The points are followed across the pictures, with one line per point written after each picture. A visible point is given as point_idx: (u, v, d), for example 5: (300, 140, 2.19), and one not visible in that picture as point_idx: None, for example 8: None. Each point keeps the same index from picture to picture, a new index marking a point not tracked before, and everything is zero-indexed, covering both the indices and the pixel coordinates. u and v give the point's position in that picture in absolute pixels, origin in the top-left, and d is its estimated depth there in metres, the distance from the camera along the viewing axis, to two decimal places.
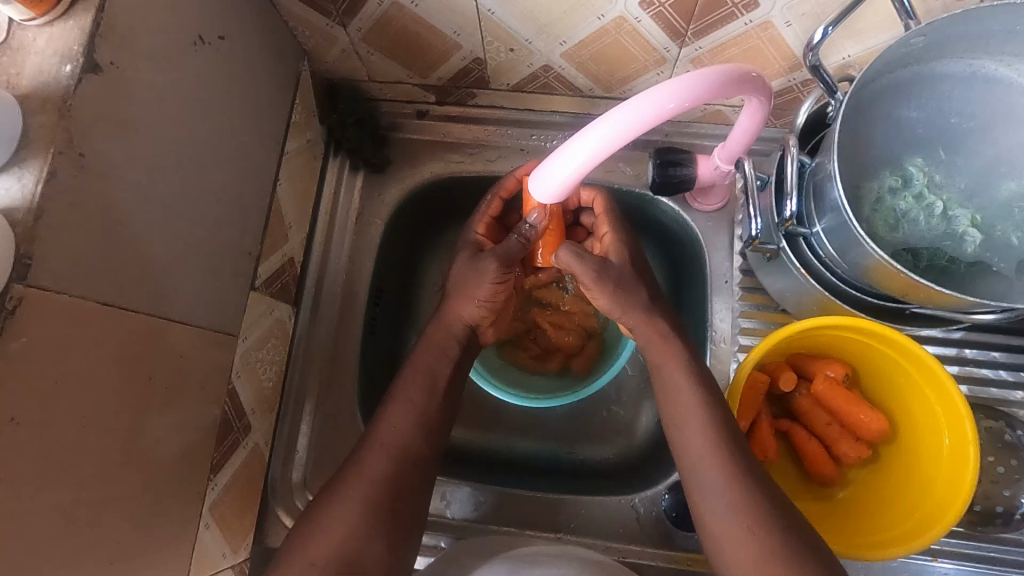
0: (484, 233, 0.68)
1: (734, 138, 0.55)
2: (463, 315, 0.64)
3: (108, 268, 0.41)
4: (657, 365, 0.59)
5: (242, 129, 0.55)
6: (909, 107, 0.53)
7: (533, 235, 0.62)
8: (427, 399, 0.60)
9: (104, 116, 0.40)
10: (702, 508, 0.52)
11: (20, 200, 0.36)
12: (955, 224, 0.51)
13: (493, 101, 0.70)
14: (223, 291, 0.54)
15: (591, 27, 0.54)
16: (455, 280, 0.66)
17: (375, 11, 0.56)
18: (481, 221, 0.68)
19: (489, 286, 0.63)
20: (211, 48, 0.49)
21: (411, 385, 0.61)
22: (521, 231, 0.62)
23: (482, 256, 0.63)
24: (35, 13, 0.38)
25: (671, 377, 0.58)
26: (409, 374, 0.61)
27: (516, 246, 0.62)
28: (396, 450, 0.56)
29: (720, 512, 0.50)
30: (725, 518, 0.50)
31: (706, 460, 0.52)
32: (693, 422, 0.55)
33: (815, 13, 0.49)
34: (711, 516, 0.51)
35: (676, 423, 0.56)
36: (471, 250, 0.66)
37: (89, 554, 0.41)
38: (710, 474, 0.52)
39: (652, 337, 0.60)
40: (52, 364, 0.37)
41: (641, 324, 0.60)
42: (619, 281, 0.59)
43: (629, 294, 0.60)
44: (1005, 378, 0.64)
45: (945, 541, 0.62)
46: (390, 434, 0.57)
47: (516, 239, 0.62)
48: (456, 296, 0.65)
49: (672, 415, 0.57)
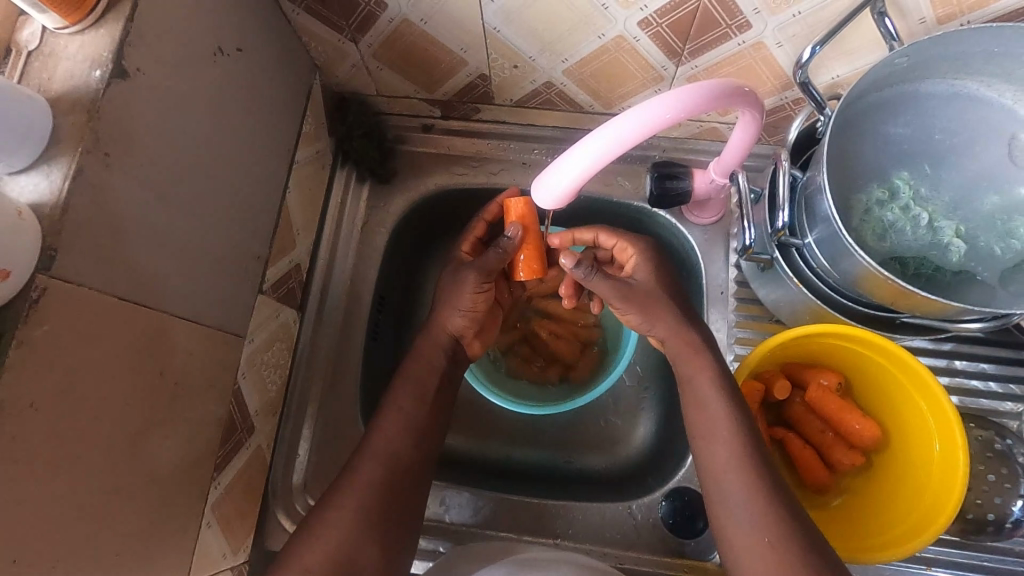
0: (469, 249, 0.71)
1: (727, 153, 0.58)
2: (454, 324, 0.66)
3: (126, 264, 0.43)
4: (684, 378, 0.59)
5: (255, 137, 0.57)
6: (896, 123, 0.55)
7: (511, 248, 0.63)
8: (421, 404, 0.61)
9: (129, 119, 0.42)
10: (726, 521, 0.53)
11: (48, 195, 0.38)
12: (940, 235, 0.54)
13: (497, 116, 0.73)
14: (233, 292, 0.55)
15: (592, 45, 0.57)
16: (442, 290, 0.67)
17: (386, 28, 0.58)
18: (466, 238, 0.71)
19: (471, 292, 0.64)
20: (229, 60, 0.52)
21: (400, 389, 0.62)
22: (499, 244, 0.63)
23: (463, 268, 0.66)
24: (69, 22, 0.40)
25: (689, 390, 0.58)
26: (408, 378, 0.63)
27: (495, 258, 0.64)
28: (391, 456, 0.57)
29: (743, 525, 0.51)
30: (749, 532, 0.51)
31: (729, 472, 0.54)
32: (716, 435, 0.55)
33: (804, 34, 0.52)
34: (735, 527, 0.52)
35: (700, 431, 0.57)
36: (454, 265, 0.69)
37: (97, 544, 0.42)
38: (733, 484, 0.53)
39: (678, 346, 0.60)
40: (71, 352, 0.38)
41: (671, 336, 0.60)
42: (643, 300, 0.61)
43: (656, 311, 0.61)
44: (996, 389, 0.65)
45: (938, 550, 0.63)
46: (383, 438, 0.58)
47: (495, 251, 0.64)
48: (442, 308, 0.66)
49: (694, 426, 0.57)
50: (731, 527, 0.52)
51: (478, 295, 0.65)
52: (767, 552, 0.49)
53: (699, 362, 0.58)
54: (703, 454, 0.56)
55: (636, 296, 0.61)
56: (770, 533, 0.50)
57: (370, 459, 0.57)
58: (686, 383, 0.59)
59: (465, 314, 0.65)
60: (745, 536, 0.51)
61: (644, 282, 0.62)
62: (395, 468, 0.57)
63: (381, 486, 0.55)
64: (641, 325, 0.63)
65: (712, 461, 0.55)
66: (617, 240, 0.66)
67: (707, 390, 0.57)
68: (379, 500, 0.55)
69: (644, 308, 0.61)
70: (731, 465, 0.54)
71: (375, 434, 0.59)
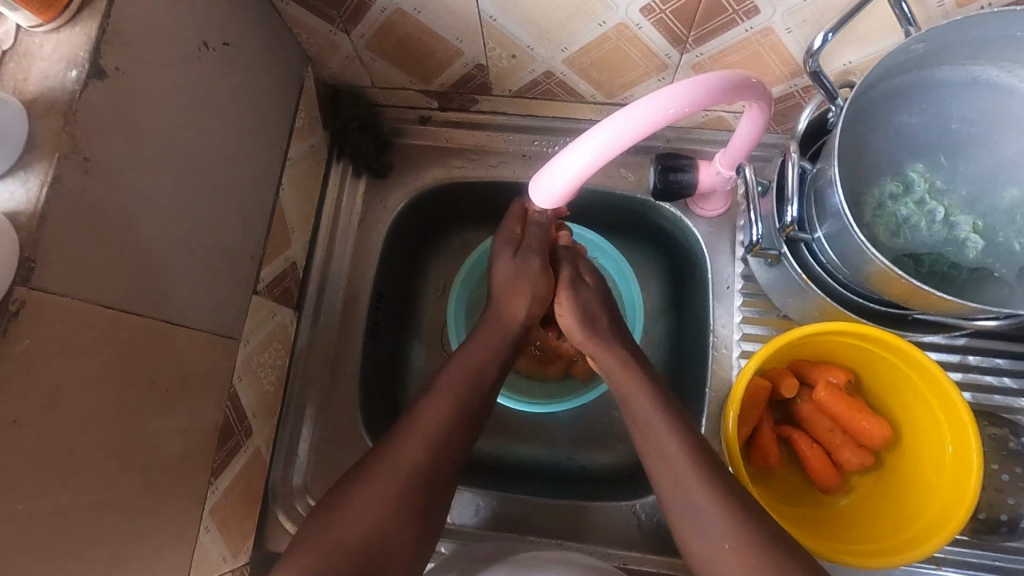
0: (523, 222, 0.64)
1: (735, 144, 0.56)
2: (523, 313, 0.64)
3: (111, 272, 0.41)
4: (624, 400, 0.59)
5: (245, 134, 0.55)
6: (910, 113, 0.53)
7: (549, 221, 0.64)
8: (456, 407, 0.58)
9: (110, 120, 0.40)
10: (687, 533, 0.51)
11: (25, 203, 0.36)
12: (957, 231, 0.52)
13: (495, 107, 0.71)
14: (227, 294, 0.54)
15: (592, 33, 0.55)
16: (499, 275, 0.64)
17: (378, 17, 0.56)
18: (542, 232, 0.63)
19: (540, 277, 0.63)
20: (215, 54, 0.50)
21: None
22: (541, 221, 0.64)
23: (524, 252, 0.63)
24: (43, 19, 0.38)
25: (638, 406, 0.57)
26: (462, 364, 0.61)
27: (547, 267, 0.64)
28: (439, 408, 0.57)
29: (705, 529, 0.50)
30: (710, 538, 0.49)
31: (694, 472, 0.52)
32: (666, 445, 0.54)
33: (815, 20, 0.49)
34: (700, 539, 0.50)
35: (652, 448, 0.55)
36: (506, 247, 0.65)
37: (90, 557, 0.41)
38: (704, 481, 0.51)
39: (615, 367, 0.60)
40: (55, 366, 0.37)
41: (603, 352, 0.62)
42: (585, 307, 0.64)
43: (596, 323, 0.63)
44: (1009, 385, 0.64)
45: (949, 550, 0.61)
46: (416, 449, 0.55)
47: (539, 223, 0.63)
48: (506, 297, 0.64)
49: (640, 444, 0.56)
50: (692, 537, 0.50)
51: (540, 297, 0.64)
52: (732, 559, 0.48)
53: (634, 382, 0.59)
54: (654, 461, 0.55)
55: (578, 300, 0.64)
56: (732, 539, 0.48)
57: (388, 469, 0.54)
58: (627, 405, 0.59)
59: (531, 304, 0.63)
60: (710, 546, 0.49)
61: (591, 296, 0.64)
62: (435, 459, 0.55)
63: (408, 490, 0.53)
64: (574, 332, 0.64)
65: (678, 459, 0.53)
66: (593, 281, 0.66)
67: (645, 408, 0.57)
68: (394, 500, 0.52)
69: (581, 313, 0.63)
70: (688, 470, 0.52)
71: (400, 437, 0.56)
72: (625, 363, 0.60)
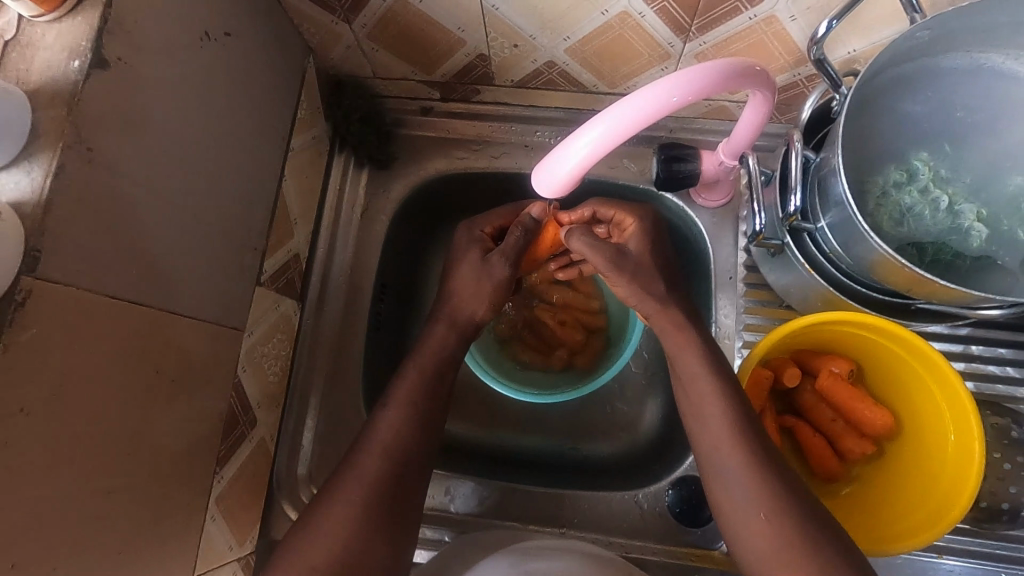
0: (490, 232, 0.67)
1: (740, 133, 0.55)
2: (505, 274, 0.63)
3: (116, 260, 0.41)
4: (671, 355, 0.58)
5: (247, 126, 0.55)
6: (915, 101, 0.53)
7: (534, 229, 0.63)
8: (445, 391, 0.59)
9: (112, 111, 0.40)
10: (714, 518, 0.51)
11: (30, 193, 0.36)
12: (960, 219, 0.51)
13: (497, 98, 0.71)
14: (230, 285, 0.54)
15: (595, 22, 0.54)
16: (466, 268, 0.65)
17: (379, 7, 0.56)
18: (489, 220, 0.67)
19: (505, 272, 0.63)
20: (217, 45, 0.50)
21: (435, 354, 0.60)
22: (523, 228, 0.62)
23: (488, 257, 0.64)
24: (44, 9, 0.38)
25: (689, 369, 0.56)
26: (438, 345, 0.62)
27: (521, 243, 0.63)
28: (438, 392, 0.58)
29: None
30: (744, 514, 0.50)
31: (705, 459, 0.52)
32: None
33: (820, 7, 0.49)
34: (730, 512, 0.51)
35: (695, 421, 0.55)
36: (478, 250, 0.65)
37: (96, 545, 0.41)
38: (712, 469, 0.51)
39: (667, 325, 0.57)
40: (61, 356, 0.37)
41: (655, 311, 0.58)
42: (636, 274, 0.57)
43: (645, 283, 0.57)
44: (1011, 374, 0.64)
45: (950, 539, 0.62)
46: (393, 432, 0.56)
47: (520, 237, 0.62)
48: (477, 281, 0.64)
49: (688, 402, 0.56)
50: (727, 509, 0.51)
51: (505, 282, 0.64)
52: (763, 530, 0.49)
53: (689, 345, 0.56)
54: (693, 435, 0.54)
55: (628, 266, 0.57)
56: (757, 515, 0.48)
57: (372, 452, 0.55)
58: (676, 366, 0.57)
59: (506, 259, 0.63)
60: None
61: (634, 254, 0.59)
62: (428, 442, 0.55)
63: None
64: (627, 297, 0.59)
65: (706, 435, 0.53)
66: (615, 210, 0.63)
67: (694, 371, 0.55)
68: None
69: (640, 278, 0.57)
70: (729, 447, 0.52)
71: (391, 420, 0.57)
72: (680, 323, 0.57)
